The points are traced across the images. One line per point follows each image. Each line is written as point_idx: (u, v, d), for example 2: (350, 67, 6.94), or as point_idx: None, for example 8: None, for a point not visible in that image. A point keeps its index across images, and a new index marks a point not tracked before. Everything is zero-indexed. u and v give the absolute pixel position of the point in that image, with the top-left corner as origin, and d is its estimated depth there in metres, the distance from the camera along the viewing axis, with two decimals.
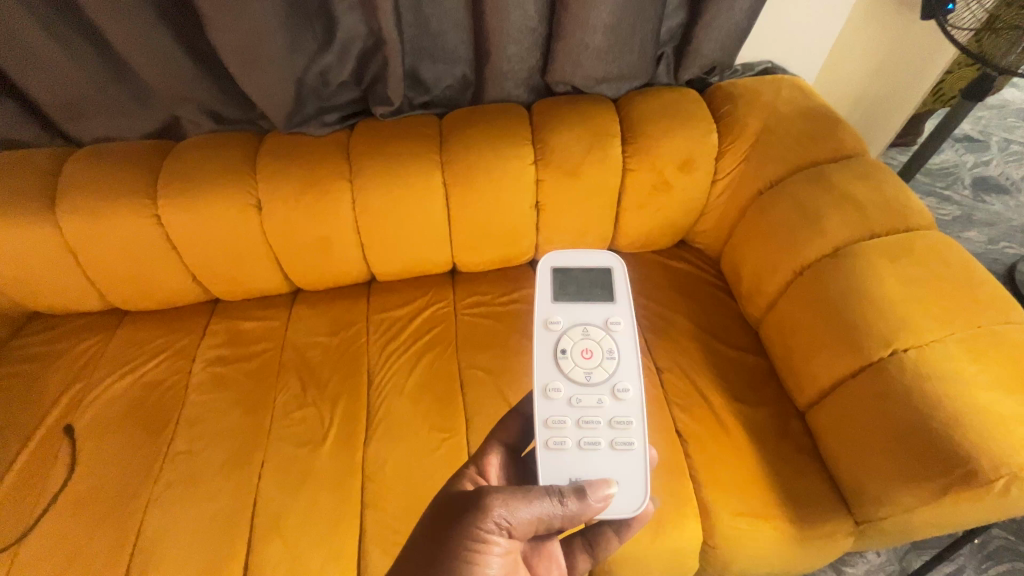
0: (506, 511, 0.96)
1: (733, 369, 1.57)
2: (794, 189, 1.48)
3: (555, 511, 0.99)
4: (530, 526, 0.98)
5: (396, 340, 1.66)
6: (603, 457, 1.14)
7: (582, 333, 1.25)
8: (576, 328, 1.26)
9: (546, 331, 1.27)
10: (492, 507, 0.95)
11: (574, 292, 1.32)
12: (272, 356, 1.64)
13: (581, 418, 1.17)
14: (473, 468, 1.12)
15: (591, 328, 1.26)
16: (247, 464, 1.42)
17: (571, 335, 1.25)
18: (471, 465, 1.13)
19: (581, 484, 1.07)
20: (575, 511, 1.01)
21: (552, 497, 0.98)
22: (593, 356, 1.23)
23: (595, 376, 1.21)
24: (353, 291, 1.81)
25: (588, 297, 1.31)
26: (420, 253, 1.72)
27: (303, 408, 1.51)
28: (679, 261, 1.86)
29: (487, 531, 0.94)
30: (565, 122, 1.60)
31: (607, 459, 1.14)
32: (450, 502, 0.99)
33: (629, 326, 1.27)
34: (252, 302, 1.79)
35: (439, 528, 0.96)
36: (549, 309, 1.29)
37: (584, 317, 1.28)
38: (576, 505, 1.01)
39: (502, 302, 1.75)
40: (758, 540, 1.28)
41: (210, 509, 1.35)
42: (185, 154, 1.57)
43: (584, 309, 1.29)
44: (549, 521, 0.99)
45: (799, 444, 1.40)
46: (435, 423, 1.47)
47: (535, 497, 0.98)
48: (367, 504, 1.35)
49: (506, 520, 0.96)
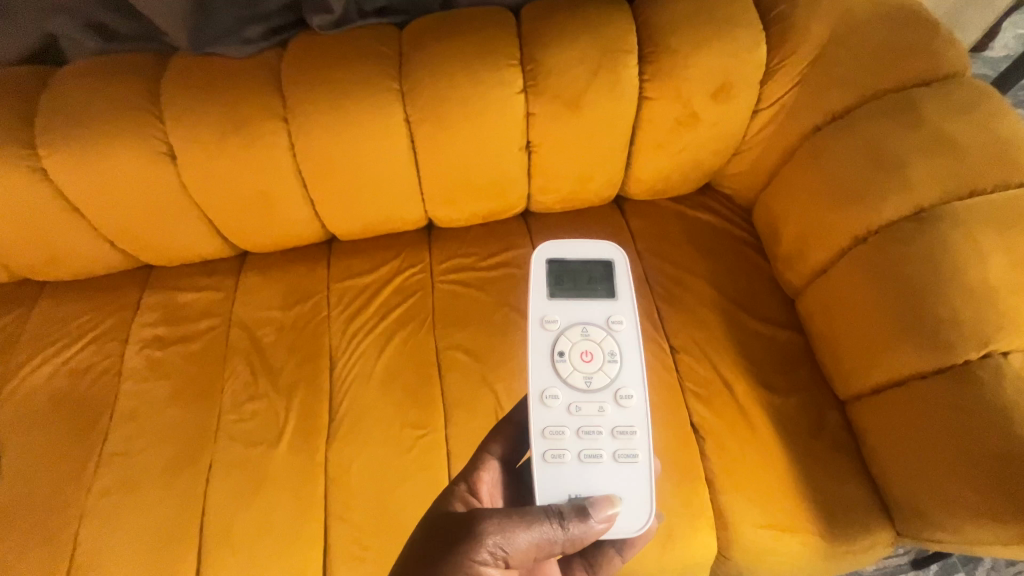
0: (502, 538, 0.79)
1: (762, 349, 1.32)
2: (867, 126, 1.14)
3: (558, 533, 0.80)
4: (531, 556, 0.80)
5: (362, 315, 1.40)
6: (609, 475, 0.91)
7: (581, 333, 0.99)
8: (573, 327, 0.99)
9: (541, 331, 0.99)
10: (485, 534, 0.78)
11: (572, 284, 1.04)
12: (217, 337, 1.40)
13: (581, 429, 0.93)
14: (463, 485, 0.91)
15: (591, 326, 1.00)
16: (194, 467, 1.23)
17: (570, 336, 0.99)
18: (460, 481, 0.92)
19: (585, 504, 0.85)
20: (581, 534, 0.82)
21: (555, 520, 0.81)
22: (593, 359, 0.97)
23: (595, 382, 0.96)
24: (310, 253, 1.52)
25: (588, 289, 1.03)
26: (386, 207, 1.41)
27: (255, 400, 1.30)
28: (702, 211, 1.53)
29: (480, 563, 0.77)
30: (564, 34, 1.21)
31: (613, 478, 0.91)
32: (437, 526, 0.82)
33: (635, 325, 1.00)
34: (191, 267, 1.51)
35: (420, 559, 0.78)
36: (541, 303, 1.02)
37: (581, 314, 1.01)
38: (581, 528, 0.82)
39: (487, 266, 1.46)
40: (780, 553, 1.12)
41: (152, 520, 1.18)
42: (66, 87, 1.21)
43: (582, 305, 1.02)
44: (550, 548, 0.80)
45: (838, 442, 1.19)
46: (409, 418, 1.26)
47: (533, 518, 0.80)
48: (331, 514, 1.18)
49: (503, 549, 0.79)
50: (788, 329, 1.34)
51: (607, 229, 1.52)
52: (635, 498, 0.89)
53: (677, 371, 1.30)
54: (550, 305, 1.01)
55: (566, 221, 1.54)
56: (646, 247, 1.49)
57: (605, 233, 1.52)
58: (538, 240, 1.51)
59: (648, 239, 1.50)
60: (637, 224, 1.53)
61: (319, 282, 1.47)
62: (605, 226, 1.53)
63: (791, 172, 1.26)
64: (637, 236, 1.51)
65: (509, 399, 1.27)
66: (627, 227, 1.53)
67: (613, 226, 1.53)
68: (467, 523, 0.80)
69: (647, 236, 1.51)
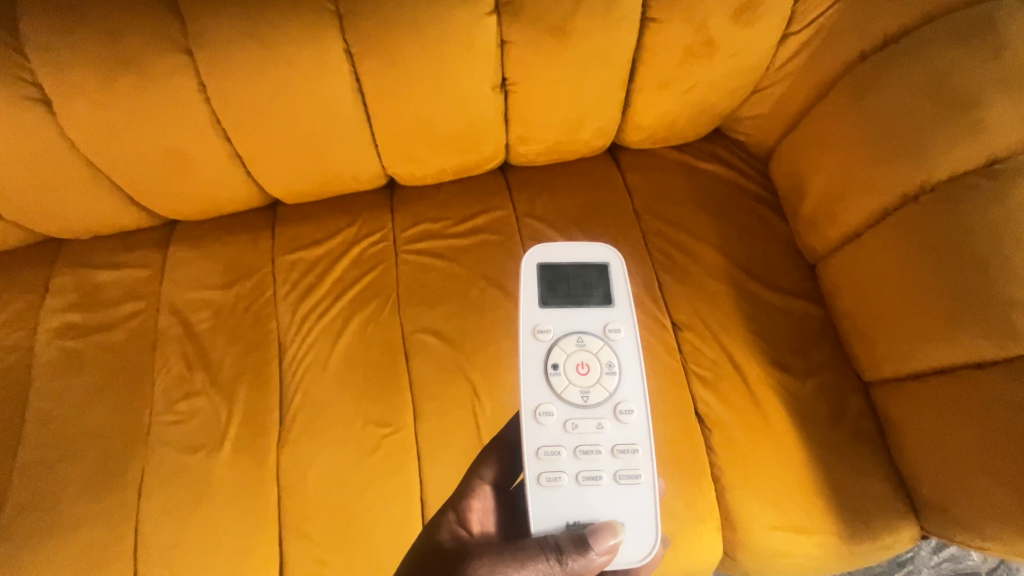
0: None
1: (778, 324, 1.15)
2: (932, 53, 0.93)
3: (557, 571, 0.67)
4: None
5: (313, 294, 1.19)
6: (609, 502, 0.74)
7: (576, 343, 0.81)
8: (567, 334, 0.82)
9: (532, 342, 0.81)
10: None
11: (567, 287, 0.85)
12: (143, 323, 1.19)
13: (577, 451, 0.76)
14: (452, 515, 0.78)
15: (586, 333, 0.82)
16: (124, 478, 1.06)
17: (563, 348, 0.81)
18: (449, 510, 0.79)
19: (583, 534, 0.71)
20: (584, 569, 0.68)
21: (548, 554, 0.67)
22: (590, 371, 0.80)
23: (592, 398, 0.79)
24: (251, 220, 1.29)
25: (584, 292, 0.85)
26: (334, 163, 1.17)
27: (191, 398, 1.11)
28: (710, 163, 1.32)
29: None
30: None
31: (615, 507, 0.74)
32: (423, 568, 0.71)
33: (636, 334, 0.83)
34: (108, 240, 1.27)
35: None
36: (527, 306, 0.83)
37: (576, 319, 0.83)
38: (580, 563, 0.68)
39: (461, 231, 1.25)
40: (794, 554, 1.00)
41: (77, 540, 1.02)
42: None
43: (576, 309, 0.84)
44: None
45: (861, 430, 1.05)
46: (372, 414, 1.08)
47: (527, 554, 0.67)
48: (287, 527, 1.03)
49: None
50: (807, 300, 1.16)
51: (599, 185, 1.30)
52: (640, 528, 0.74)
53: (681, 351, 1.13)
54: (542, 309, 0.83)
55: (552, 176, 1.32)
56: (645, 205, 1.28)
57: (598, 189, 1.30)
58: (519, 200, 1.29)
59: (648, 196, 1.29)
60: (635, 179, 1.31)
61: (262, 255, 1.25)
62: (598, 181, 1.31)
63: (827, 114, 1.06)
64: (636, 192, 1.30)
65: (488, 390, 1.09)
66: (623, 182, 1.31)
67: (608, 182, 1.31)
68: (454, 566, 0.69)
69: (647, 193, 1.29)
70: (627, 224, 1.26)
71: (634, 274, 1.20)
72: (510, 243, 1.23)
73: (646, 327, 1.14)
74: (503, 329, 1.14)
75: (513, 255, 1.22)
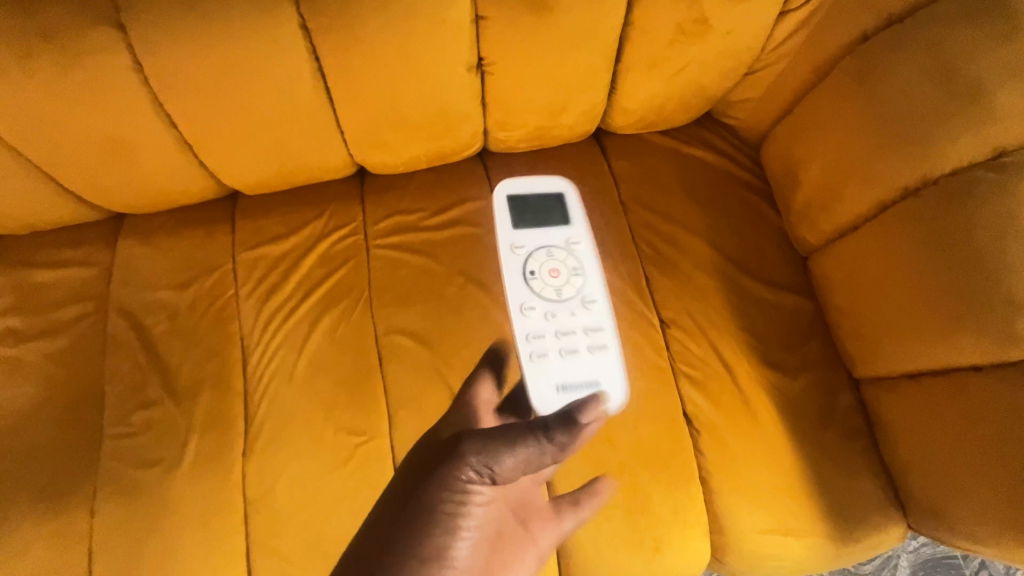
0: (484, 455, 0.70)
1: (769, 320, 1.10)
2: (941, 35, 0.88)
3: (546, 445, 0.70)
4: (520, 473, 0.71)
5: (279, 293, 1.10)
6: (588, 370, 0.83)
7: (546, 255, 0.89)
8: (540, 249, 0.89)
9: (509, 256, 0.89)
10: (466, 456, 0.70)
11: (532, 213, 0.93)
12: (90, 328, 1.09)
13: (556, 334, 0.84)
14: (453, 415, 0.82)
15: (555, 248, 0.90)
16: (75, 497, 0.98)
17: (536, 258, 0.89)
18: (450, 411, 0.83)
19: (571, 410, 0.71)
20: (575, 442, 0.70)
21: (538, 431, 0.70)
22: (562, 274, 0.88)
23: (564, 293, 0.86)
24: (208, 213, 1.19)
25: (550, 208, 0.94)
26: (296, 151, 1.07)
27: (146, 409, 1.03)
28: (699, 149, 1.25)
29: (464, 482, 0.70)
30: None
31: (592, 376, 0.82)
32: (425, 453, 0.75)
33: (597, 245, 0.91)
34: (50, 236, 1.16)
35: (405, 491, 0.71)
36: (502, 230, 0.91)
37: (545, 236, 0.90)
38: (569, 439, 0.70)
39: (437, 224, 1.17)
40: (782, 556, 0.98)
41: (28, 563, 0.95)
42: None
43: (541, 226, 0.92)
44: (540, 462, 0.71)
45: (850, 429, 1.02)
46: (344, 422, 1.02)
47: (517, 436, 0.70)
48: (255, 544, 0.97)
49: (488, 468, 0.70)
50: (798, 295, 1.12)
51: (583, 173, 1.23)
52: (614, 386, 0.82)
53: (669, 350, 1.08)
54: (513, 229, 0.91)
55: (533, 164, 1.24)
56: (631, 195, 1.21)
57: (581, 178, 1.23)
58: (498, 190, 1.21)
59: (634, 185, 1.22)
60: (621, 167, 1.24)
61: (221, 251, 1.15)
62: (582, 169, 1.24)
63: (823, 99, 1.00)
64: (622, 181, 1.23)
65: None
66: (609, 170, 1.24)
67: (592, 170, 1.24)
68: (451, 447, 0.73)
69: (634, 181, 1.23)
70: (613, 215, 1.19)
71: (620, 268, 1.14)
72: (489, 237, 1.16)
73: (632, 325, 1.09)
74: (483, 329, 1.08)
75: (492, 250, 1.15)
